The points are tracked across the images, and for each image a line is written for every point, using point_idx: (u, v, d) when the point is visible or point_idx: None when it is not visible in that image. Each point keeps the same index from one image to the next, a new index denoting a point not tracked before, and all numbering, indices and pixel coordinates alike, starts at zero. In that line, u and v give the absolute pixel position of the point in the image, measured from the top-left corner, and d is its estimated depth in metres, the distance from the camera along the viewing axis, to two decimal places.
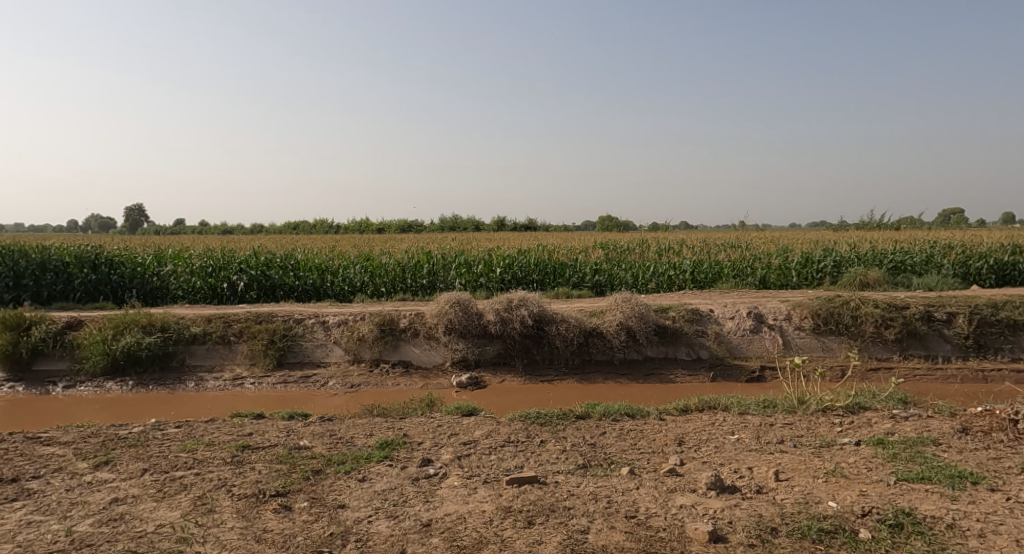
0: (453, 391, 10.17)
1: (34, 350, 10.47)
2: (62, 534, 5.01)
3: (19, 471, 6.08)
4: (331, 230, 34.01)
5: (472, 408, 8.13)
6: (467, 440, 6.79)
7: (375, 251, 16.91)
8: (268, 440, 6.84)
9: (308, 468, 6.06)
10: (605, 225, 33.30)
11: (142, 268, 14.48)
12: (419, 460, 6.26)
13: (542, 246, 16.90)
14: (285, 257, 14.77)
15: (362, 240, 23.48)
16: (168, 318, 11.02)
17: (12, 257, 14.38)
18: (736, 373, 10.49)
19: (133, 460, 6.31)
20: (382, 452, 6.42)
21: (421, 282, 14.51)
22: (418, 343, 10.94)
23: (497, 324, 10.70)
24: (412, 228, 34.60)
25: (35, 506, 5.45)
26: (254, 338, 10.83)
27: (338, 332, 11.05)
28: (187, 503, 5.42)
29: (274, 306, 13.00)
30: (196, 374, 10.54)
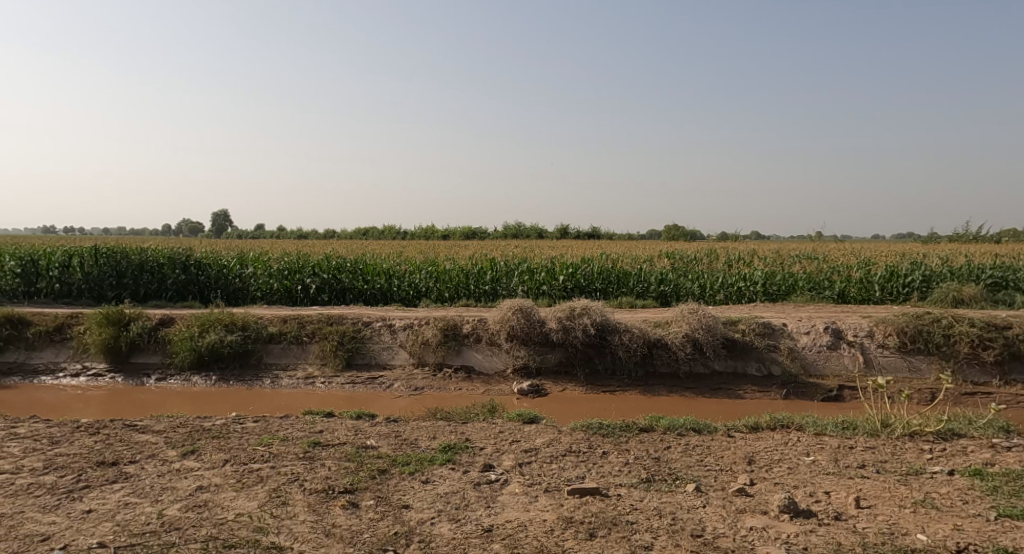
0: (514, 398, 10.13)
1: (132, 344, 11.11)
2: (153, 516, 5.25)
3: (117, 455, 6.43)
4: (399, 237, 34.89)
5: (534, 416, 8.06)
6: (529, 447, 6.73)
7: (441, 257, 17.13)
8: (338, 438, 7.00)
9: (375, 467, 6.14)
10: (673, 234, 32.71)
11: (226, 270, 15.15)
12: (481, 465, 6.26)
13: (607, 254, 16.72)
14: (356, 261, 15.15)
15: (428, 247, 24.00)
16: (249, 317, 11.48)
17: (114, 257, 15.41)
18: (811, 391, 10.01)
19: (215, 450, 6.58)
20: (445, 456, 6.45)
21: (485, 289, 14.60)
22: (480, 349, 10.97)
23: (560, 332, 10.61)
24: (477, 235, 35.02)
25: (131, 488, 5.76)
26: (325, 339, 11.13)
27: (404, 336, 11.20)
28: (263, 495, 5.58)
29: (343, 309, 13.35)
30: (272, 372, 10.92)
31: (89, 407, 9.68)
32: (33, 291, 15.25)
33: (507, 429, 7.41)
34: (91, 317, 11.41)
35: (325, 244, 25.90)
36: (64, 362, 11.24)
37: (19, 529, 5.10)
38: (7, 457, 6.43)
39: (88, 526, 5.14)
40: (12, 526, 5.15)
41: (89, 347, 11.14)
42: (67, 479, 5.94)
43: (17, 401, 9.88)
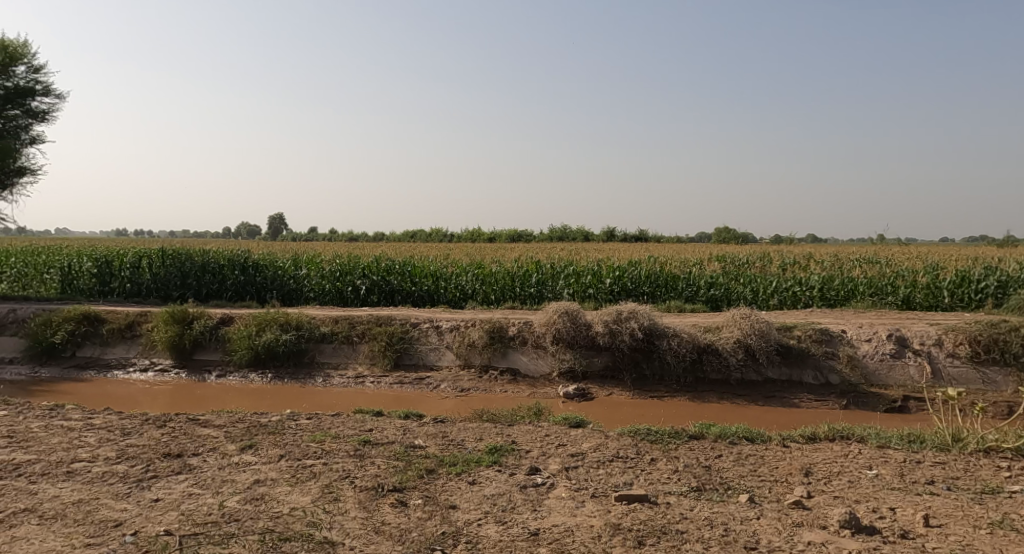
0: (559, 401, 10.04)
1: (195, 342, 11.50)
2: (214, 507, 5.39)
3: (182, 448, 6.64)
4: (445, 239, 35.30)
5: (580, 420, 7.96)
6: (575, 451, 6.64)
7: (487, 259, 17.18)
8: (386, 437, 7.06)
9: (422, 466, 6.16)
10: (722, 237, 32.08)
11: (282, 271, 15.54)
12: (526, 468, 6.21)
13: (655, 257, 16.46)
14: (404, 263, 15.32)
15: (474, 249, 24.12)
16: (303, 317, 11.73)
17: (179, 259, 16.03)
18: (872, 401, 9.60)
19: (272, 445, 6.73)
20: (491, 457, 6.42)
21: (530, 291, 14.56)
22: (526, 352, 10.90)
23: (606, 336, 10.46)
24: (522, 237, 35.12)
25: (195, 480, 5.93)
26: (374, 339, 11.28)
27: (450, 337, 11.24)
28: (317, 490, 5.66)
29: (391, 310, 13.51)
30: (324, 371, 11.12)
31: (154, 401, 10.06)
32: (107, 291, 16.04)
33: (553, 432, 7.33)
34: (158, 316, 11.86)
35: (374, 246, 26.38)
36: (134, 357, 11.70)
37: (95, 514, 5.31)
38: (85, 446, 6.73)
39: (157, 514, 5.32)
40: (89, 511, 5.37)
41: (156, 344, 11.59)
42: (137, 468, 6.17)
43: (92, 394, 10.34)
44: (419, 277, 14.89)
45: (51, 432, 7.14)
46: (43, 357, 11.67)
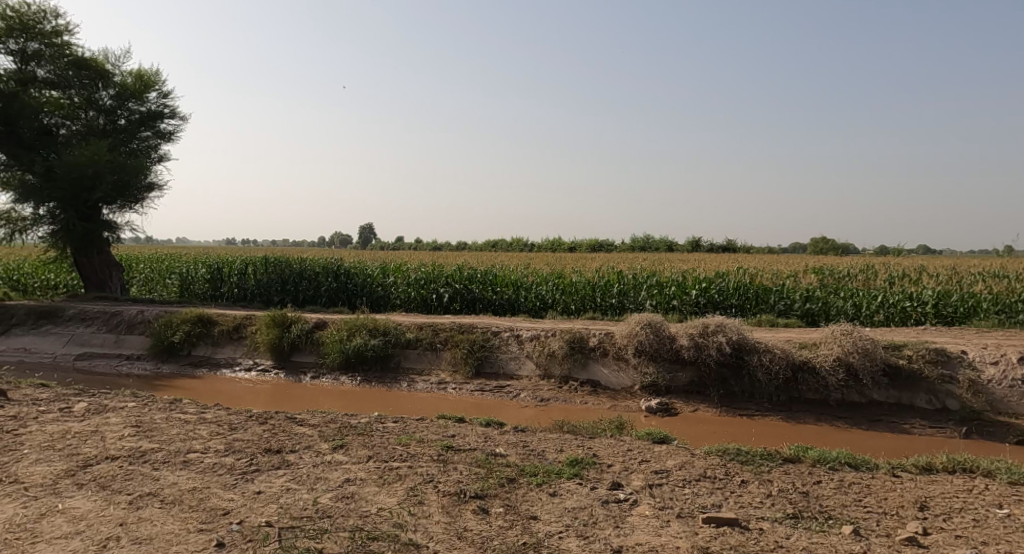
0: (642, 415, 9.79)
1: (293, 344, 12.08)
2: (309, 503, 5.59)
3: (280, 444, 6.96)
4: (525, 248, 35.63)
5: (664, 436, 7.71)
6: (659, 468, 6.44)
7: (568, 269, 17.11)
8: (468, 443, 7.10)
9: (503, 475, 6.15)
10: (819, 248, 30.58)
11: (370, 279, 16.06)
12: (608, 482, 6.07)
13: (745, 269, 15.85)
14: (486, 272, 15.49)
15: (555, 258, 24.09)
16: (390, 323, 12.07)
17: (280, 266, 16.93)
18: (1000, 432, 8.83)
19: (361, 446, 6.92)
20: (572, 469, 6.32)
21: (612, 302, 14.34)
22: (607, 364, 10.72)
23: (691, 350, 10.13)
24: (602, 247, 34.90)
25: (292, 475, 6.19)
26: (456, 346, 11.44)
27: (530, 346, 11.22)
28: (402, 492, 5.77)
29: (473, 319, 13.67)
30: (409, 376, 11.38)
31: (255, 399, 10.61)
32: (217, 294, 17.15)
33: (635, 447, 7.13)
34: (261, 319, 12.55)
35: (458, 255, 26.87)
36: (240, 357, 12.41)
37: (206, 502, 5.64)
38: (197, 438, 7.17)
39: (259, 505, 5.58)
40: (201, 498, 5.71)
41: (259, 345, 12.25)
42: (242, 462, 6.50)
43: (203, 390, 11.05)
44: (500, 286, 15.00)
45: (169, 423, 7.66)
46: (164, 354, 12.59)
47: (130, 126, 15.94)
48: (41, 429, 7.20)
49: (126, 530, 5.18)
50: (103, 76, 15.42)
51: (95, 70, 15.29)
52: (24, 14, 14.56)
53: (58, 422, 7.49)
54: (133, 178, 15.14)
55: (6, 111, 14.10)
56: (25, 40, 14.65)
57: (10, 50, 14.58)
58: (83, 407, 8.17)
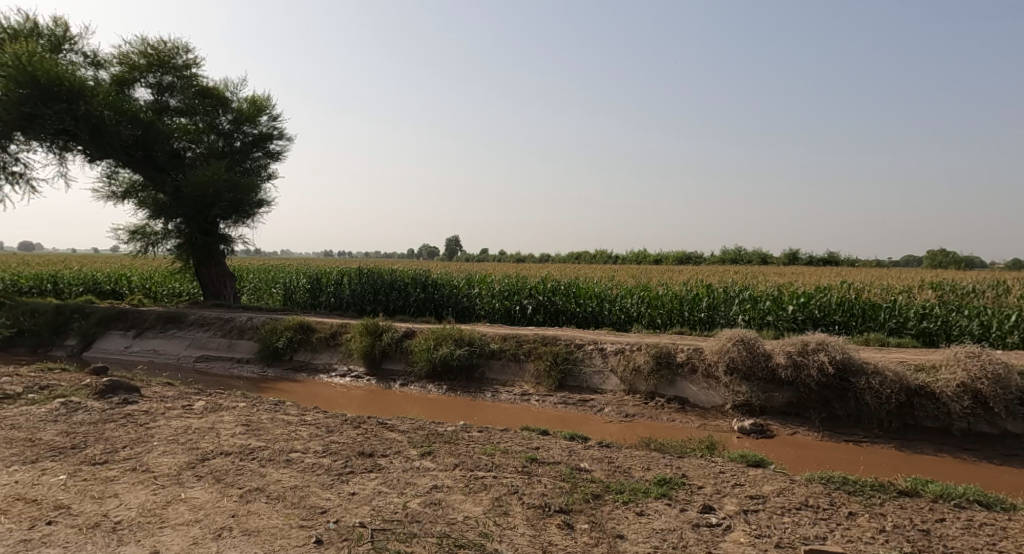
0: (733, 436, 9.42)
1: (384, 352, 12.52)
2: (400, 507, 5.76)
3: (372, 448, 7.21)
4: (609, 261, 35.37)
5: (760, 459, 7.39)
6: (754, 493, 6.18)
7: (654, 282, 16.79)
8: (552, 456, 7.09)
9: (589, 490, 6.09)
10: (935, 261, 28.52)
11: (456, 289, 16.37)
12: (700, 505, 5.89)
13: (850, 284, 14.99)
14: (569, 284, 15.45)
15: (641, 271, 23.71)
16: (474, 333, 12.28)
17: (373, 277, 17.60)
18: None
19: (447, 454, 7.06)
20: (660, 489, 6.18)
21: (700, 317, 13.91)
22: (696, 381, 10.40)
23: (788, 369, 9.69)
24: (691, 260, 34.11)
25: (384, 479, 6.39)
26: (540, 358, 11.48)
27: (615, 360, 11.07)
28: (488, 502, 5.84)
29: (557, 331, 13.66)
30: (493, 386, 11.50)
31: (349, 403, 11.04)
32: (316, 303, 18.01)
33: (728, 470, 6.87)
34: (354, 327, 13.08)
35: (542, 267, 27.00)
36: (336, 363, 12.96)
37: (306, 499, 5.92)
38: (298, 438, 7.56)
39: (353, 506, 5.80)
40: (302, 496, 6.00)
41: (353, 352, 12.76)
42: (338, 463, 6.79)
43: (303, 393, 11.63)
44: (584, 298, 14.92)
45: (273, 424, 8.12)
46: (269, 359, 13.36)
47: (245, 147, 17.05)
48: (166, 423, 7.81)
49: (238, 522, 5.51)
50: (223, 103, 16.68)
51: (217, 97, 16.59)
52: (161, 51, 16.01)
53: (180, 417, 8.11)
54: (248, 196, 16.26)
55: (144, 137, 15.45)
56: (160, 74, 16.11)
57: (148, 83, 16.07)
58: (201, 404, 8.80)
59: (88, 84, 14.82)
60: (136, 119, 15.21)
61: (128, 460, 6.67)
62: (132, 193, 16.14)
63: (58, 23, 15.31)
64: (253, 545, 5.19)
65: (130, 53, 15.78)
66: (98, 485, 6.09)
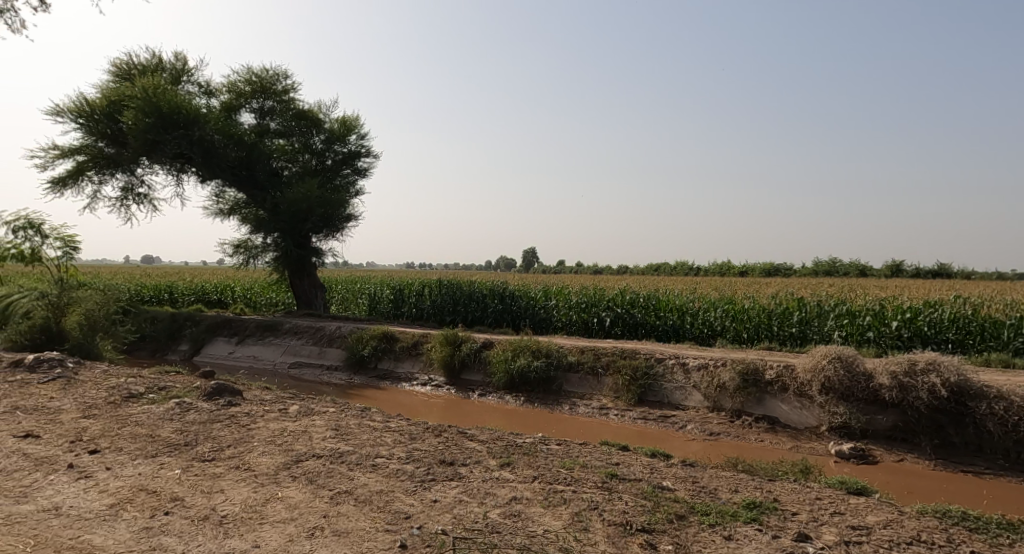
0: (831, 460, 9.06)
1: (463, 362, 12.85)
2: (480, 516, 5.95)
3: (453, 457, 7.46)
4: (691, 273, 34.74)
5: (862, 487, 7.11)
6: (857, 523, 6.00)
7: (738, 295, 16.39)
8: (633, 473, 7.10)
9: (672, 510, 6.08)
10: None
11: (533, 301, 16.55)
12: (794, 532, 5.77)
13: (966, 298, 14.06)
14: (649, 297, 15.33)
15: (725, 283, 23.11)
16: (552, 345, 12.42)
17: (453, 287, 18.07)
18: None
19: (527, 466, 7.22)
20: (749, 513, 6.09)
21: (791, 332, 13.47)
22: (787, 400, 10.11)
23: (893, 390, 9.29)
24: (779, 272, 33.01)
25: (464, 488, 6.62)
26: (619, 372, 11.47)
27: (698, 377, 10.91)
28: (568, 516, 5.95)
29: (636, 344, 13.58)
30: (571, 399, 11.57)
31: (431, 412, 11.41)
32: (398, 313, 18.68)
33: (826, 496, 6.66)
34: (435, 337, 13.51)
35: (620, 278, 26.87)
36: (417, 372, 13.40)
37: (391, 504, 6.22)
38: (384, 444, 7.92)
39: (435, 513, 6.04)
40: (387, 501, 6.30)
41: (434, 362, 13.18)
42: (421, 470, 7.07)
43: (387, 401, 12.10)
44: (664, 311, 14.76)
45: (361, 429, 8.54)
46: (356, 366, 13.99)
47: (335, 165, 18.00)
48: (266, 425, 8.38)
49: (329, 523, 5.85)
50: (317, 124, 17.70)
51: (312, 119, 17.62)
52: (264, 78, 17.21)
53: (278, 420, 8.66)
54: (338, 211, 17.11)
55: (248, 158, 16.60)
56: (263, 100, 17.29)
57: (252, 108, 17.27)
58: (296, 409, 9.35)
59: (201, 111, 16.09)
60: (241, 141, 16.39)
61: (233, 458, 7.21)
62: (236, 210, 17.33)
63: (178, 57, 16.77)
64: (343, 545, 5.50)
65: (237, 81, 17.06)
66: (207, 480, 6.62)
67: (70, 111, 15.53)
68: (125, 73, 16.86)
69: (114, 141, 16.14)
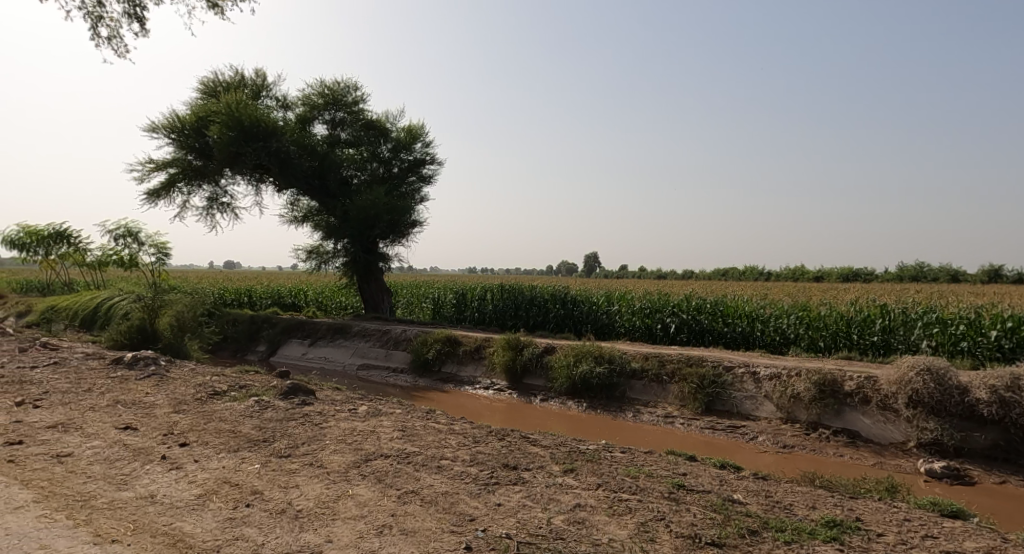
0: (921, 478, 8.63)
1: (525, 367, 12.96)
2: (544, 522, 6.04)
3: (517, 461, 7.57)
4: (762, 278, 33.85)
5: (957, 510, 6.76)
6: (952, 549, 5.76)
7: (811, 301, 15.89)
8: (701, 484, 7.02)
9: (743, 525, 5.98)
10: None
11: (596, 306, 16.51)
12: None
13: None
14: (715, 303, 15.05)
15: (798, 288, 22.41)
16: (615, 351, 12.38)
17: (515, 292, 18.23)
18: None
19: (590, 473, 7.25)
20: (829, 532, 5.93)
21: (872, 341, 12.96)
22: (869, 413, 9.74)
23: (993, 405, 8.88)
24: (857, 277, 31.75)
25: (528, 493, 6.71)
26: (684, 380, 11.32)
27: (769, 386, 10.67)
28: (633, 526, 5.95)
29: (703, 351, 13.37)
30: (634, 406, 11.50)
31: (494, 416, 11.56)
32: (461, 317, 19.00)
33: (915, 518, 6.40)
34: (497, 341, 13.67)
35: (686, 283, 26.45)
36: (480, 376, 13.59)
37: (456, 506, 6.38)
38: (448, 447, 8.11)
39: (500, 517, 6.16)
40: (452, 502, 6.47)
41: (495, 366, 13.33)
42: (484, 473, 7.22)
43: (451, 404, 12.34)
44: (732, 318, 14.46)
45: (426, 431, 8.77)
46: (420, 369, 14.32)
47: (401, 172, 18.50)
48: (337, 424, 8.72)
49: (396, 521, 6.06)
50: (384, 134, 18.25)
51: (380, 129, 18.18)
52: (335, 91, 17.88)
53: (347, 420, 8.99)
54: (404, 217, 17.58)
55: (320, 168, 17.27)
56: (334, 111, 17.96)
57: (324, 120, 17.96)
58: (365, 410, 9.68)
59: (278, 124, 16.87)
60: (314, 152, 17.07)
61: (307, 455, 7.54)
62: (309, 217, 18.06)
63: (258, 74, 17.65)
64: (411, 544, 5.69)
65: (310, 94, 17.78)
66: (283, 475, 6.96)
67: (163, 127, 16.55)
68: (211, 90, 17.86)
69: (200, 154, 17.09)
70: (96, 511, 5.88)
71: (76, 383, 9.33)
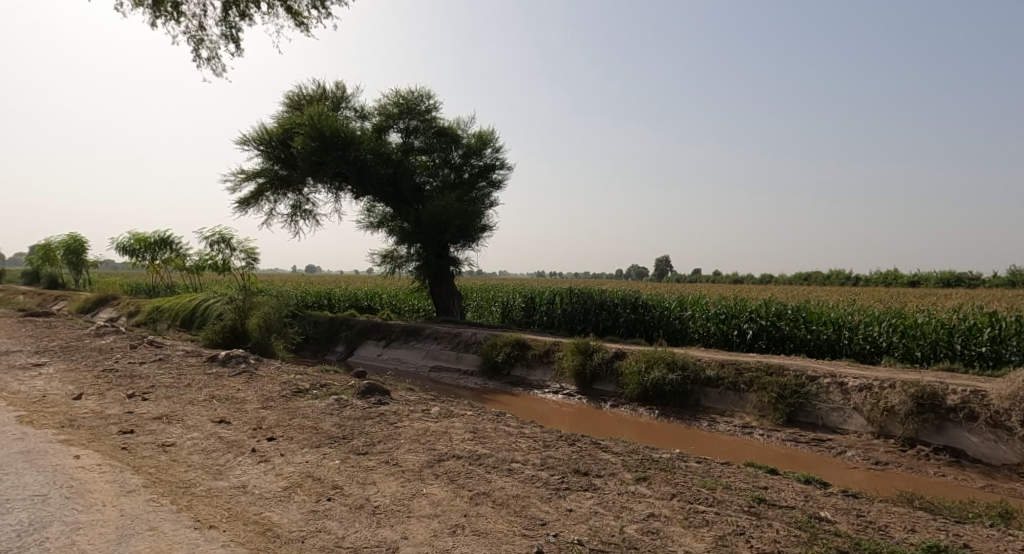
0: None
1: (595, 372, 12.94)
2: (617, 530, 6.04)
3: (588, 467, 7.59)
4: (850, 283, 32.42)
5: None
6: None
7: (904, 308, 15.10)
8: (784, 499, 6.83)
9: (831, 544, 5.78)
10: None
11: (669, 311, 16.25)
12: None
13: None
14: (797, 309, 14.54)
15: (891, 293, 21.30)
16: (688, 358, 12.17)
17: (583, 296, 18.16)
18: None
19: (664, 483, 7.18)
20: None
21: (978, 352, 12.17)
22: (975, 430, 9.16)
23: None
24: (957, 283, 29.91)
25: (599, 500, 6.72)
26: (763, 389, 11.02)
27: (859, 397, 10.24)
28: (711, 539, 5.87)
29: (784, 359, 12.95)
30: (710, 415, 11.28)
31: (563, 420, 11.60)
32: (530, 321, 19.10)
33: None
34: (567, 346, 13.69)
35: (764, 288, 25.67)
36: (549, 380, 13.65)
37: (528, 510, 6.46)
38: (519, 450, 8.21)
39: (571, 522, 6.20)
40: (523, 505, 6.56)
41: (565, 371, 13.35)
42: (555, 478, 7.27)
43: (521, 407, 12.46)
44: (817, 325, 13.92)
45: (498, 433, 8.91)
46: (490, 372, 14.50)
47: (472, 178, 18.81)
48: (411, 424, 8.98)
49: (469, 522, 6.20)
50: (456, 141, 18.61)
51: (451, 136, 18.55)
52: (410, 100, 18.38)
53: (421, 420, 9.25)
54: (474, 222, 17.87)
55: (395, 175, 17.80)
56: (408, 120, 18.46)
57: (399, 129, 18.50)
58: (438, 410, 9.93)
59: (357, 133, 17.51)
60: (390, 160, 17.61)
61: (383, 453, 7.81)
62: (385, 223, 18.63)
63: (338, 86, 18.39)
64: (483, 545, 5.81)
65: (386, 104, 18.38)
66: (362, 472, 7.24)
67: (253, 139, 17.48)
68: (296, 104, 18.74)
69: (286, 164, 17.97)
70: (196, 497, 6.30)
71: (177, 378, 10.01)
